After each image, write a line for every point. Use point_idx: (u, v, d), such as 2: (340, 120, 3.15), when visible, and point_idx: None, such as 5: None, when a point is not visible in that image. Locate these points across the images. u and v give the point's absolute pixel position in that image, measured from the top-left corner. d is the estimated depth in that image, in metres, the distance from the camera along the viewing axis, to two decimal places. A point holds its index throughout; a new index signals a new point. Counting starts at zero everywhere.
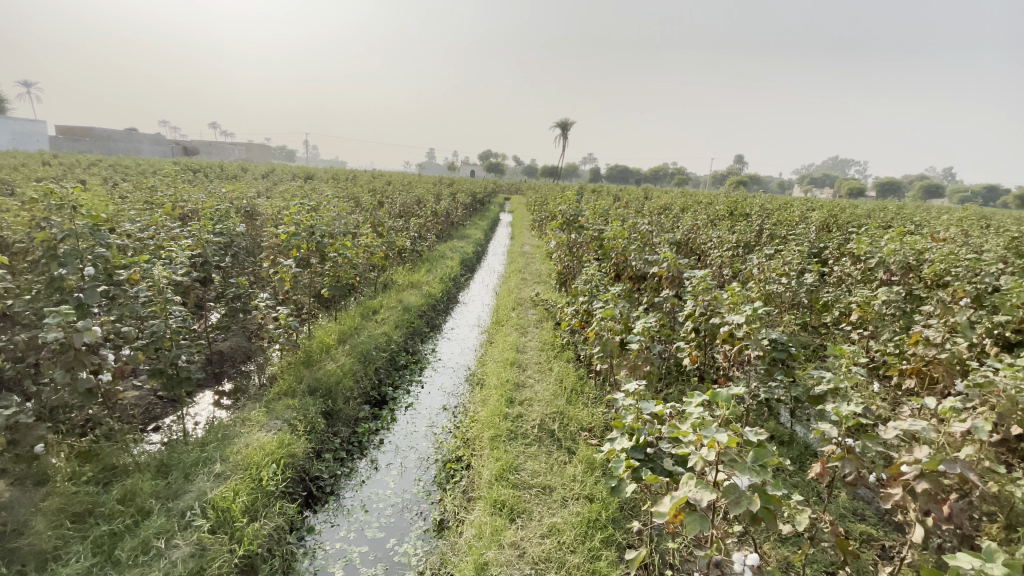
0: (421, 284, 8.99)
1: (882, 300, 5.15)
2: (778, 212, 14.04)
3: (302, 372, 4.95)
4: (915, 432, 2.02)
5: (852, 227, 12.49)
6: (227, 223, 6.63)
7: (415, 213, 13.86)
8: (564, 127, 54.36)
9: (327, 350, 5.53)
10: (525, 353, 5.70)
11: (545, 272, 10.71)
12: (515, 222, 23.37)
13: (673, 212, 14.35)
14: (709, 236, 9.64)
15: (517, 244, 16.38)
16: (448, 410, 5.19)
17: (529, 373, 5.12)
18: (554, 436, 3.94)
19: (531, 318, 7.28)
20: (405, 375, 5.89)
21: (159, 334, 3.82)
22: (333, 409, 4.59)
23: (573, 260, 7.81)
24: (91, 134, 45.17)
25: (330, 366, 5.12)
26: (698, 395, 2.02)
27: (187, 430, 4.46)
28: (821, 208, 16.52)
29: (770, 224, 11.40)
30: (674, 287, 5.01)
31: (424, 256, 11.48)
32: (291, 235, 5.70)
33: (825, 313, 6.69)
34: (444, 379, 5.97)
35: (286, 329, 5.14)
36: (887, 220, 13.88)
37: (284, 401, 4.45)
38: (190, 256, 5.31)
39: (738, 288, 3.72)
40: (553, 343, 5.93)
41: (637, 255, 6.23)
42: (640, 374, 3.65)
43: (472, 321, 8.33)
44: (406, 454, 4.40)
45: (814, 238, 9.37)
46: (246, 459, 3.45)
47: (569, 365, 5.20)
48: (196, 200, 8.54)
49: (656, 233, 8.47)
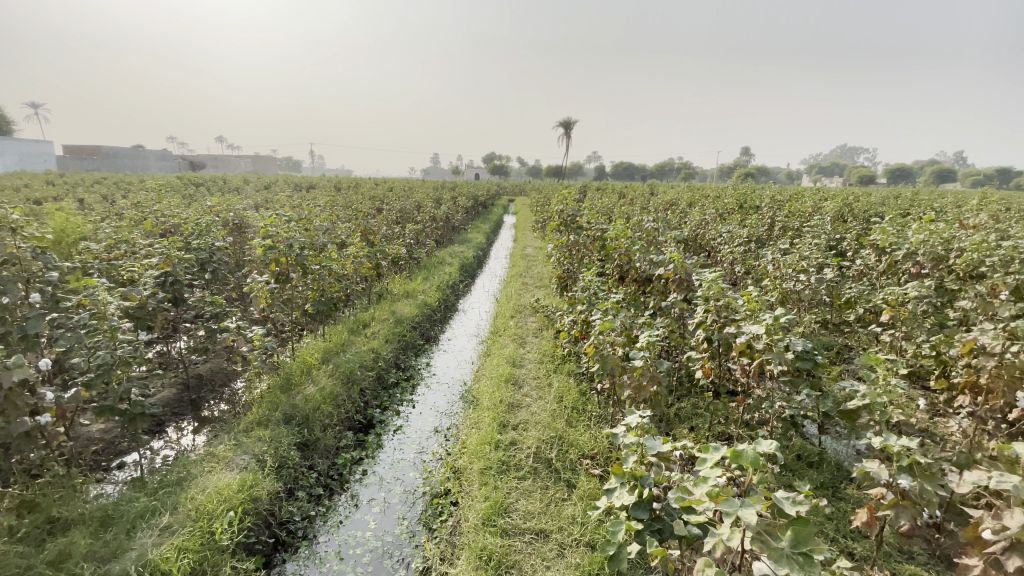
0: (417, 293, 8.60)
1: (915, 297, 4.64)
2: (790, 203, 13.48)
3: (278, 399, 4.54)
4: (1000, 487, 1.56)
5: (869, 217, 11.89)
6: (205, 238, 6.27)
7: (413, 219, 13.51)
8: (566, 127, 53.98)
9: (308, 372, 5.13)
10: (522, 367, 5.25)
11: (548, 275, 10.25)
12: (518, 224, 22.95)
13: (680, 207, 13.85)
14: (719, 231, 9.14)
15: (520, 246, 15.97)
16: (440, 432, 4.76)
17: (525, 390, 4.67)
18: (551, 467, 3.49)
19: (531, 326, 6.85)
20: (395, 395, 5.47)
21: (106, 366, 3.42)
22: (310, 439, 4.18)
23: (574, 263, 7.36)
24: (97, 153, 45.57)
25: (309, 390, 4.72)
26: (718, 448, 1.58)
27: (152, 467, 4.08)
28: (834, 197, 15.92)
29: (783, 217, 10.85)
30: (683, 290, 4.49)
31: (422, 263, 11.10)
32: (266, 249, 5.32)
33: (848, 310, 6.16)
34: (438, 396, 5.54)
35: (260, 351, 4.75)
36: (906, 207, 13.22)
37: (254, 433, 4.05)
38: (156, 276, 4.94)
39: (756, 294, 3.24)
40: (553, 355, 5.48)
41: (641, 256, 5.76)
42: (644, 397, 3.16)
43: (470, 330, 7.91)
44: (391, 487, 3.97)
45: (830, 230, 8.83)
46: (199, 508, 3.06)
47: (570, 380, 4.75)
48: (179, 215, 8.22)
49: (661, 230, 8.00)
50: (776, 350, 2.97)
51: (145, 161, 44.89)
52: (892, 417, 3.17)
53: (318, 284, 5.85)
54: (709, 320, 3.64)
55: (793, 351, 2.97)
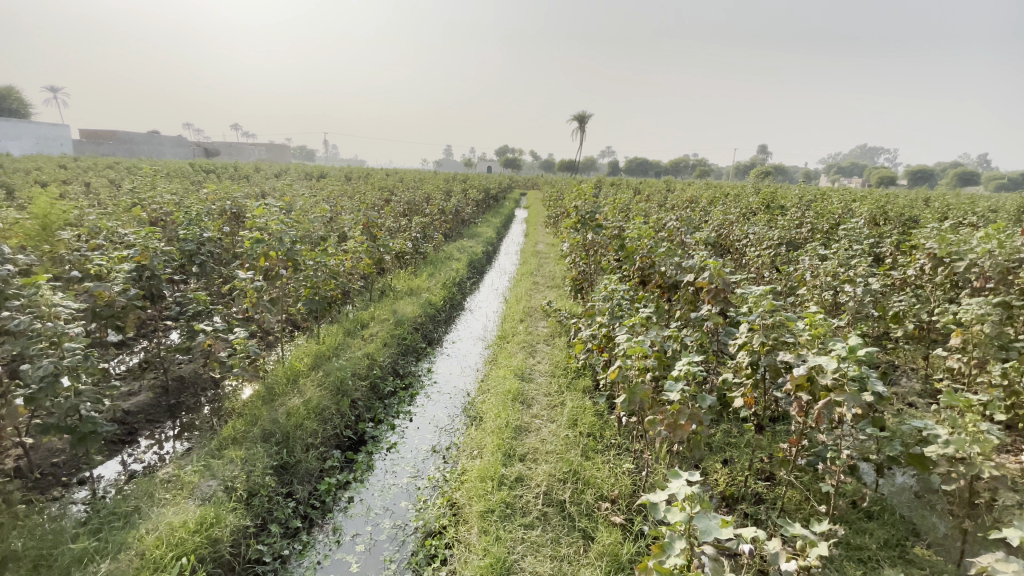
0: (421, 291, 8.11)
1: (988, 317, 4.01)
2: (818, 203, 12.74)
3: (258, 412, 4.07)
4: None
5: (904, 221, 11.14)
6: (192, 228, 5.80)
7: (422, 212, 13.02)
8: (580, 121, 53.08)
9: (295, 381, 4.64)
10: (532, 381, 4.71)
11: (560, 275, 9.70)
12: (530, 219, 22.36)
13: (701, 205, 13.18)
14: (746, 232, 8.50)
15: (532, 242, 15.40)
16: (438, 452, 4.25)
17: (535, 411, 4.13)
18: (564, 510, 2.98)
19: (541, 332, 6.31)
20: (391, 406, 4.97)
21: (51, 378, 2.96)
22: (290, 459, 3.70)
23: (590, 264, 6.78)
24: (112, 138, 45.71)
25: (293, 402, 4.24)
26: None
27: (113, 487, 3.64)
28: (862, 199, 15.11)
29: (812, 218, 10.15)
30: (720, 301, 3.95)
31: (428, 258, 10.59)
32: (254, 243, 4.83)
33: (896, 326, 5.53)
34: (438, 409, 5.03)
35: (240, 357, 4.26)
36: (942, 211, 12.41)
37: (226, 453, 3.58)
38: (129, 270, 4.47)
39: (821, 317, 2.66)
40: (566, 368, 4.93)
41: (667, 260, 5.19)
42: (681, 438, 2.61)
43: (477, 332, 7.40)
44: (378, 520, 3.46)
45: (868, 234, 8.15)
46: (144, 555, 2.60)
47: (585, 400, 4.20)
48: (173, 202, 7.78)
49: (686, 230, 7.39)
50: (851, 390, 2.39)
51: (159, 147, 44.86)
52: (984, 472, 2.57)
53: (311, 281, 5.35)
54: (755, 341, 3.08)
55: (873, 394, 2.39)
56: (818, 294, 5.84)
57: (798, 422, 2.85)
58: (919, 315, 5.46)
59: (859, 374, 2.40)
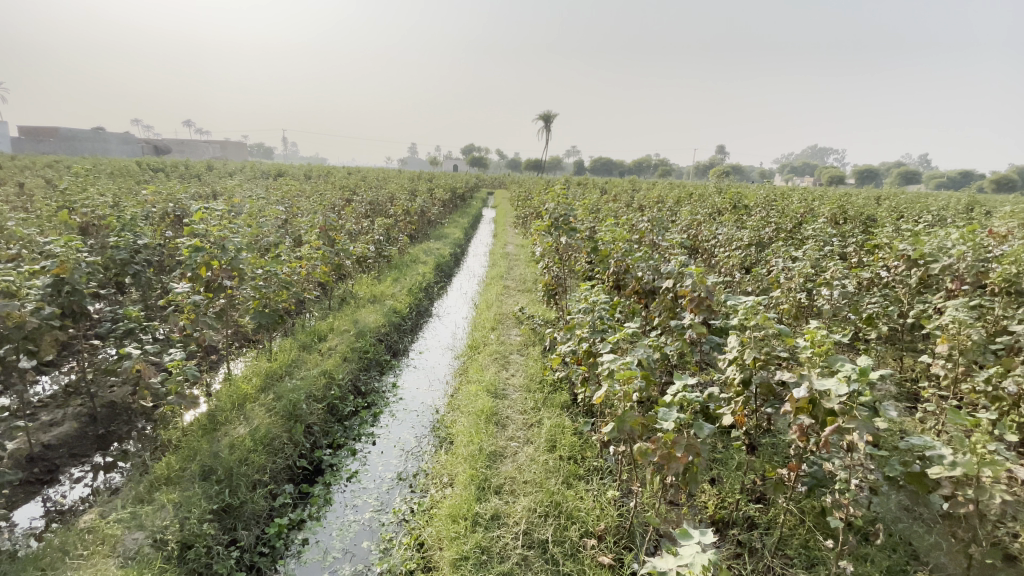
0: (385, 298, 7.66)
1: (970, 322, 3.92)
2: (782, 203, 12.92)
3: (198, 445, 3.60)
4: None
5: (864, 220, 11.40)
6: (123, 235, 5.20)
7: (386, 213, 12.50)
8: (546, 120, 53.10)
9: (242, 406, 4.17)
10: (505, 398, 4.39)
11: (530, 278, 9.42)
12: (498, 219, 22.05)
13: (669, 205, 13.16)
14: (716, 233, 8.41)
15: (501, 242, 15.07)
16: (403, 481, 3.86)
17: (509, 433, 3.80)
18: (547, 552, 2.67)
19: (513, 340, 6.00)
20: (351, 429, 4.55)
21: None
22: (233, 501, 3.25)
23: (563, 268, 6.49)
24: (50, 134, 42.78)
25: (238, 431, 3.77)
26: None
27: (20, 542, 3.11)
28: (821, 198, 15.48)
29: (779, 218, 10.21)
30: (704, 311, 3.72)
31: (393, 261, 10.11)
32: (193, 251, 4.32)
33: (870, 328, 5.49)
34: (403, 429, 4.64)
35: (176, 382, 3.76)
36: (898, 211, 12.77)
37: (157, 497, 3.11)
38: (43, 285, 3.90)
39: (823, 333, 2.45)
40: (542, 381, 4.62)
41: (644, 264, 4.96)
42: (676, 471, 2.33)
43: (445, 341, 7.02)
44: (336, 567, 3.04)
45: (835, 234, 8.19)
46: None
47: (563, 418, 3.90)
48: (107, 204, 7.07)
49: (658, 232, 7.22)
50: (861, 416, 2.19)
51: (103, 143, 42.22)
52: (993, 496, 2.40)
53: (260, 292, 4.86)
54: (747, 356, 2.85)
55: (884, 420, 2.19)
56: (793, 297, 5.74)
57: (797, 446, 2.64)
58: (892, 317, 5.42)
59: (869, 398, 2.20)
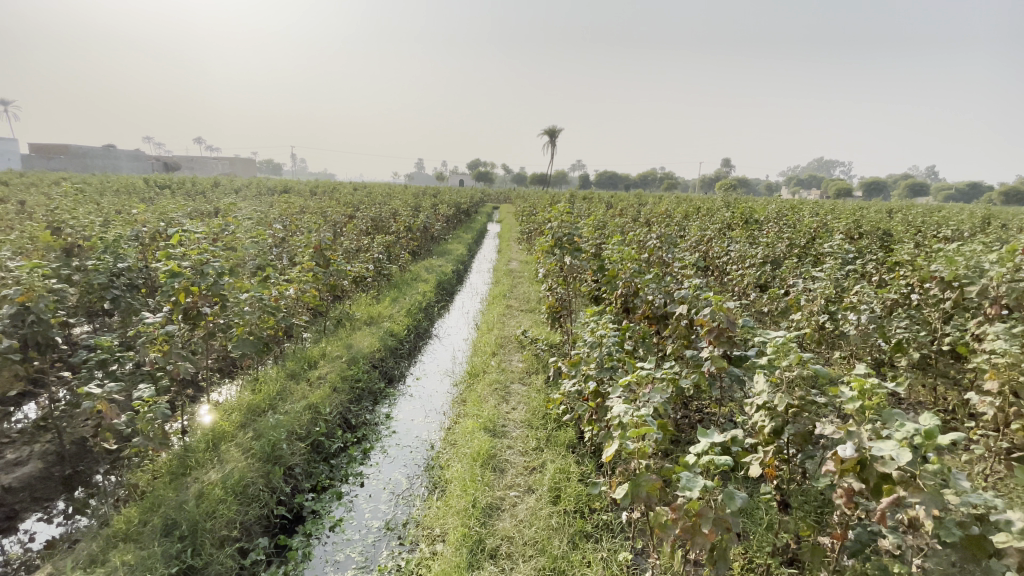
0: (383, 319, 7.35)
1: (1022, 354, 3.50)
2: (793, 217, 12.56)
3: (163, 494, 3.25)
4: None
5: (880, 235, 11.00)
6: (102, 258, 4.92)
7: (387, 229, 12.26)
8: (551, 134, 53.30)
9: (217, 446, 3.82)
10: (505, 436, 4.02)
11: (534, 297, 9.09)
12: (502, 234, 21.81)
13: (677, 220, 12.83)
14: (728, 249, 8.04)
15: (505, 258, 14.79)
16: (391, 531, 3.47)
17: (508, 481, 3.42)
18: None
19: (515, 367, 5.64)
20: (338, 468, 4.19)
21: None
22: (195, 562, 2.88)
23: (568, 290, 6.14)
24: (61, 152, 43.39)
25: (209, 476, 3.42)
26: None
27: None
28: (832, 212, 15.11)
29: (793, 234, 9.83)
30: (724, 342, 3.34)
31: (394, 280, 9.82)
32: (169, 276, 4.02)
33: (900, 355, 5.07)
34: (395, 468, 4.27)
35: (142, 422, 3.43)
36: (914, 224, 12.38)
37: (108, 559, 2.75)
38: (5, 314, 3.61)
39: (872, 382, 2.06)
40: (545, 416, 4.25)
41: (654, 288, 4.59)
42: (700, 548, 1.94)
43: (444, 366, 6.67)
44: None
45: (854, 251, 7.80)
46: None
47: (568, 462, 3.52)
48: (96, 224, 6.84)
49: (668, 250, 6.87)
50: (927, 487, 1.82)
51: (114, 160, 42.63)
52: None
53: (243, 318, 4.54)
54: (777, 401, 2.49)
55: (954, 491, 1.82)
56: (815, 320, 5.35)
57: (841, 511, 2.27)
58: (923, 343, 5.02)
59: (935, 464, 1.83)
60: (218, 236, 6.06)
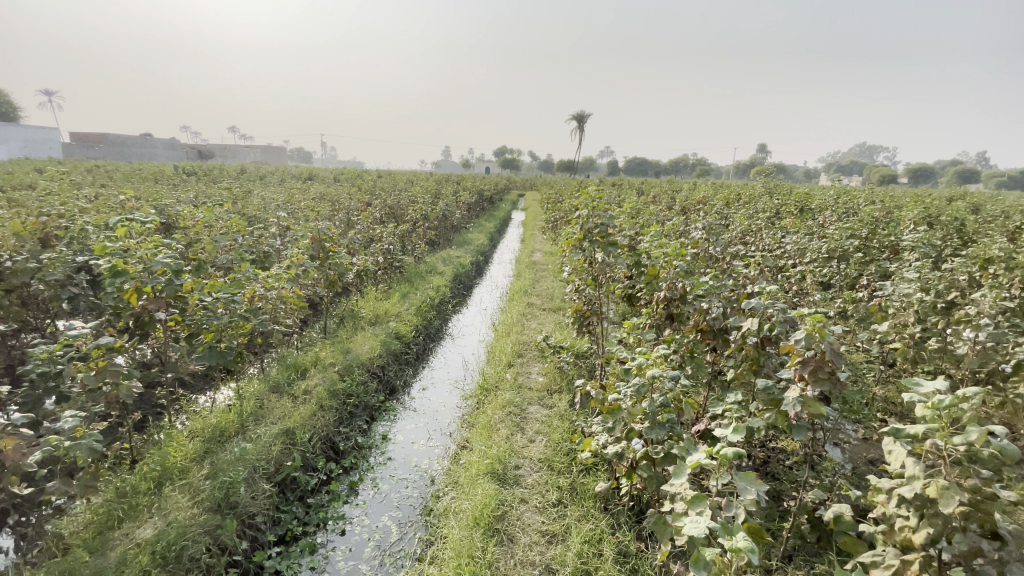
0: (389, 318, 6.58)
1: None
2: (854, 206, 11.19)
3: (77, 558, 2.54)
4: None
5: (958, 224, 9.60)
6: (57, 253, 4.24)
7: (404, 218, 11.47)
8: (579, 120, 51.61)
9: (162, 488, 3.10)
10: (519, 482, 3.20)
11: (559, 294, 8.19)
12: (528, 222, 20.83)
13: (720, 207, 11.64)
14: (786, 242, 6.90)
15: (529, 249, 13.86)
16: None
17: (520, 556, 2.59)
18: None
19: (535, 382, 4.80)
20: (315, 511, 3.45)
21: None
22: None
23: (598, 290, 5.20)
24: (101, 140, 44.47)
25: (140, 533, 2.70)
26: None
27: None
28: (893, 199, 13.57)
29: (857, 223, 8.60)
30: (823, 382, 2.36)
31: (406, 272, 9.04)
32: (111, 275, 3.25)
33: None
34: (382, 509, 3.49)
35: (61, 463, 2.72)
36: (994, 213, 10.87)
37: None
38: None
39: None
40: (570, 454, 3.39)
41: (710, 293, 3.61)
42: None
43: (455, 374, 5.85)
44: None
45: (940, 245, 6.60)
46: None
47: (599, 532, 2.67)
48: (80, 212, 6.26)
49: (718, 243, 5.84)
50: None
51: (149, 148, 43.42)
52: None
53: (208, 324, 3.79)
54: (940, 499, 1.59)
55: None
56: (908, 334, 4.30)
57: None
58: None
59: None
60: (201, 226, 5.34)
